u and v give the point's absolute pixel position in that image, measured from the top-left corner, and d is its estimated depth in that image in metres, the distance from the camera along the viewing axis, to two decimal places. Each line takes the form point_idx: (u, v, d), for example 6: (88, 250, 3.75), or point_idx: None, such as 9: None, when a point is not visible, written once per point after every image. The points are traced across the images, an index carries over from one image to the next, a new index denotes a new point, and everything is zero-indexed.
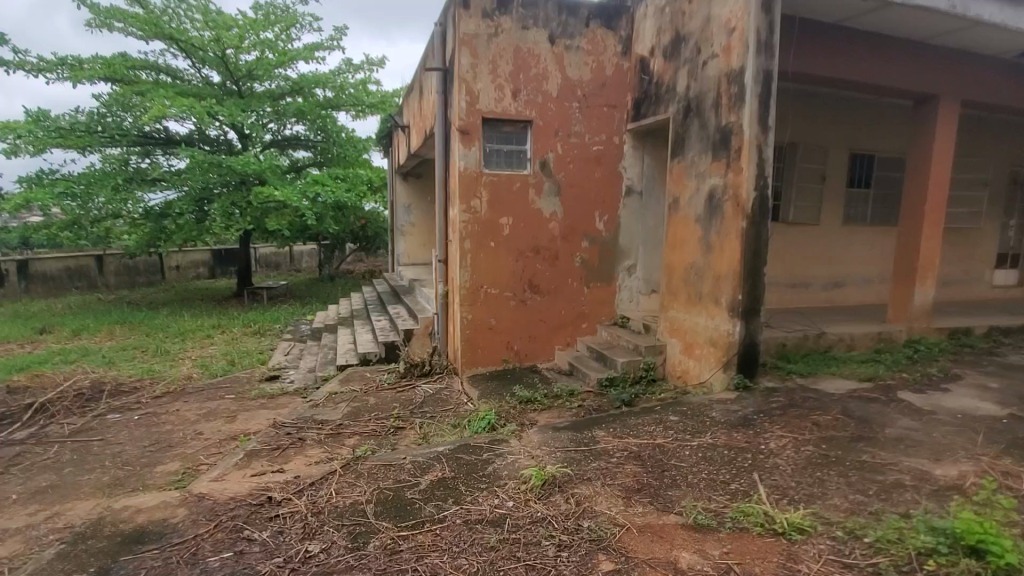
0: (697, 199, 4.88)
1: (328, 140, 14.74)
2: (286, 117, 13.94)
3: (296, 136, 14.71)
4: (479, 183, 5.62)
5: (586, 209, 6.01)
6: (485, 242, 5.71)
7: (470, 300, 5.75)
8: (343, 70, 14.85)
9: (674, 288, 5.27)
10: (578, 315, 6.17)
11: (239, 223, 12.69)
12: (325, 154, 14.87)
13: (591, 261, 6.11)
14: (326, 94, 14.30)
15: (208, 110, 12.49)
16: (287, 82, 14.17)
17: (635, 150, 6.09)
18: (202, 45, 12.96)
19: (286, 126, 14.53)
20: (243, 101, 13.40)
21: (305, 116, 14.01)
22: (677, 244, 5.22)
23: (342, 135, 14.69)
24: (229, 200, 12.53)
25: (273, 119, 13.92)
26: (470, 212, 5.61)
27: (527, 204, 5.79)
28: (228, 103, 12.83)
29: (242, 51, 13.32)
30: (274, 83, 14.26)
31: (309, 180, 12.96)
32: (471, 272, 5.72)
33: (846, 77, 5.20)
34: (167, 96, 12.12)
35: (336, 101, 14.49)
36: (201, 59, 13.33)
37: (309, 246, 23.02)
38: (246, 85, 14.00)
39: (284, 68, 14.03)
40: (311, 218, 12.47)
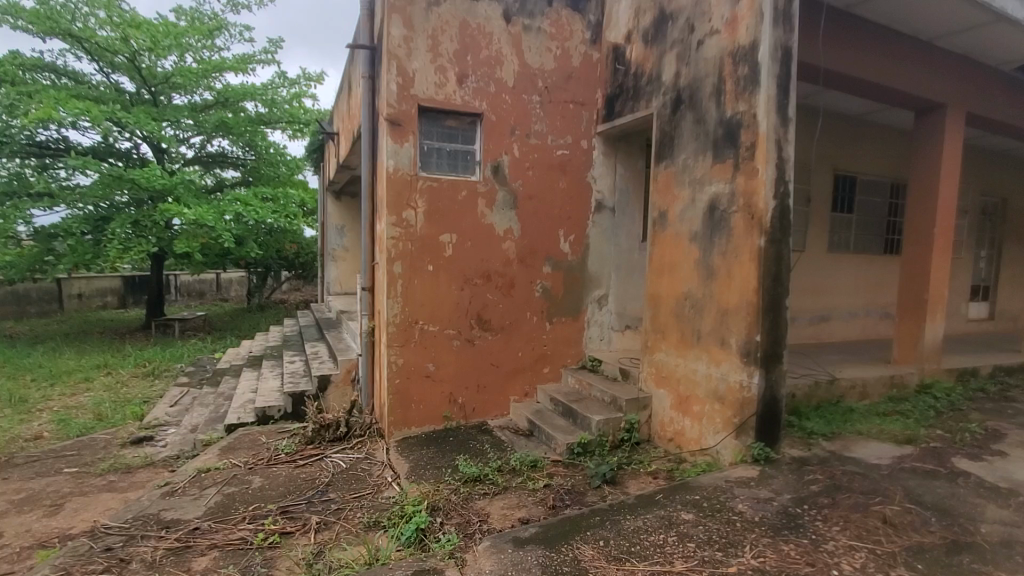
0: (692, 212, 3.84)
1: (259, 158, 13.03)
2: (209, 131, 12.06)
3: (223, 152, 12.82)
4: (415, 189, 4.36)
5: (548, 226, 4.87)
6: (421, 264, 4.43)
7: (401, 340, 4.42)
8: (276, 83, 13.09)
9: (661, 326, 4.15)
10: (539, 358, 4.96)
11: (139, 246, 10.66)
12: (256, 174, 13.01)
13: (554, 291, 4.95)
14: (258, 108, 12.54)
15: (108, 115, 10.56)
16: (213, 93, 12.23)
17: (607, 158, 5.06)
18: (111, 46, 11.11)
19: (212, 141, 12.54)
20: (157, 110, 11.50)
21: (230, 132, 12.22)
22: (664, 270, 4.13)
23: (271, 151, 13.03)
24: (128, 218, 10.56)
25: (195, 133, 12.02)
26: (402, 226, 4.33)
27: (475, 218, 4.58)
28: (135, 110, 10.94)
29: (159, 56, 11.47)
30: (200, 96, 12.38)
31: (228, 199, 11.25)
32: (403, 303, 4.40)
33: (854, 74, 4.39)
34: (60, 99, 10.16)
35: (270, 117, 12.79)
36: (110, 62, 11.43)
37: (236, 273, 20.72)
38: (162, 94, 12.00)
39: (211, 78, 12.15)
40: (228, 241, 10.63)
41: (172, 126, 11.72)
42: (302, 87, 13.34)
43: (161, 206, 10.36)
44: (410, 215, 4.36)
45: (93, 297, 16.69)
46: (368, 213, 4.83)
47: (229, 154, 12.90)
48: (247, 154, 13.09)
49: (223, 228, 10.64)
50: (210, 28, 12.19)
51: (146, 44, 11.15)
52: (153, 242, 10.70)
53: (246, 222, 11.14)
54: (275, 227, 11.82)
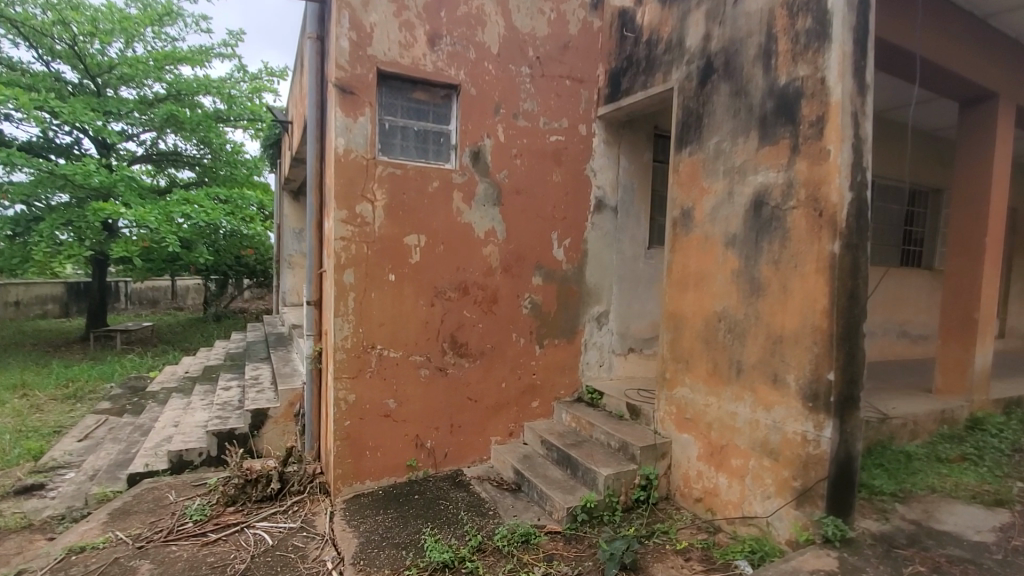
0: (728, 210, 3.00)
1: (215, 157, 11.67)
2: (159, 127, 10.68)
3: (176, 150, 11.51)
4: (371, 177, 3.39)
5: (539, 229, 3.98)
6: (379, 274, 3.46)
7: (353, 371, 3.42)
8: (237, 78, 11.95)
9: (682, 355, 3.28)
10: (526, 390, 4.04)
11: (74, 250, 9.32)
12: (213, 173, 11.64)
13: (545, 307, 4.05)
14: (216, 104, 11.21)
15: (39, 104, 9.15)
16: (166, 86, 10.70)
17: (609, 147, 4.22)
18: (48, 30, 9.71)
19: (163, 137, 11.16)
20: (97, 100, 10.05)
21: (181, 127, 10.84)
22: (685, 284, 3.28)
23: (226, 149, 11.66)
24: (59, 218, 9.16)
25: (146, 127, 10.61)
26: (354, 223, 3.35)
27: (449, 216, 3.65)
28: (72, 100, 9.53)
29: (105, 43, 10.11)
30: (151, 90, 10.86)
31: (175, 198, 9.91)
32: (355, 322, 3.41)
33: (911, 49, 3.66)
34: None
35: (229, 114, 11.43)
36: (49, 50, 9.95)
37: (194, 279, 19.11)
38: (110, 87, 10.48)
39: (166, 68, 10.72)
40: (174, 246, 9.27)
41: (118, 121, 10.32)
42: (262, 80, 12.14)
43: (95, 205, 8.98)
44: (364, 210, 3.38)
45: (32, 303, 14.97)
46: (315, 207, 3.82)
47: (184, 153, 11.57)
48: (203, 153, 11.71)
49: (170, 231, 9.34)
50: (159, 12, 10.82)
51: (87, 29, 9.78)
52: (86, 245, 9.34)
53: (196, 225, 9.79)
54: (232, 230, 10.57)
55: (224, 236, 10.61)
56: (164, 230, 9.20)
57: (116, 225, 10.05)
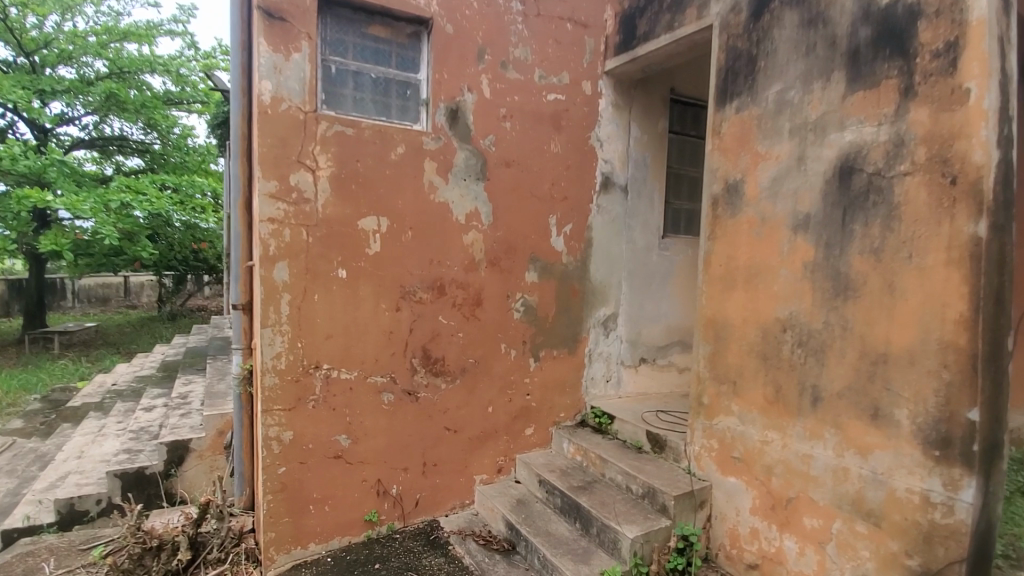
0: (798, 182, 2.22)
1: (163, 144, 9.83)
2: (101, 109, 8.90)
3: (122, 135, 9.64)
4: (309, 136, 2.49)
5: (533, 212, 3.15)
6: (324, 269, 2.57)
7: (289, 401, 2.54)
8: (191, 56, 10.39)
9: (728, 374, 2.51)
10: (518, 415, 3.22)
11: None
12: (161, 160, 9.78)
13: (542, 310, 3.23)
14: (165, 85, 9.53)
15: None
16: (107, 63, 9.03)
17: (618, 111, 3.41)
18: None
19: (108, 121, 9.41)
20: (30, 77, 8.41)
21: (124, 111, 9.06)
22: (732, 282, 2.49)
23: (174, 134, 9.83)
24: None
25: (87, 109, 8.89)
26: (287, 198, 2.46)
27: (418, 194, 2.77)
28: None
29: (36, 14, 8.50)
30: (94, 67, 9.15)
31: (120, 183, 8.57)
32: (293, 335, 2.52)
33: None
34: None
35: (180, 96, 9.74)
36: None
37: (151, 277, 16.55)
38: (48, 66, 8.85)
39: (108, 41, 9.02)
40: (112, 243, 7.77)
41: (54, 101, 8.65)
42: (216, 57, 10.76)
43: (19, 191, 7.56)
44: (300, 180, 2.48)
45: None
46: (239, 175, 2.85)
47: (131, 137, 9.71)
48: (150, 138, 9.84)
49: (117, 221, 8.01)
50: None
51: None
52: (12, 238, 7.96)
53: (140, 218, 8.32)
54: (186, 223, 9.28)
55: (175, 229, 9.33)
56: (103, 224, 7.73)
57: (63, 220, 8.78)
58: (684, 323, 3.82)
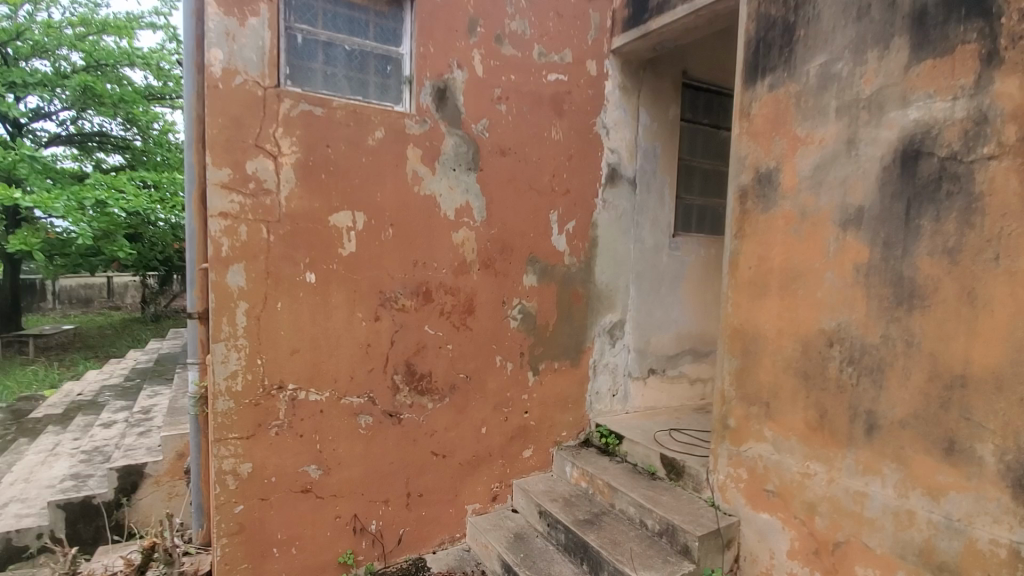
0: (847, 169, 1.88)
1: (147, 141, 8.82)
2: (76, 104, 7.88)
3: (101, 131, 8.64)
4: (269, 116, 2.11)
5: (532, 207, 2.79)
6: (289, 272, 2.19)
7: (247, 428, 2.16)
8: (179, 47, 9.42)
9: (760, 394, 2.16)
10: (515, 435, 2.86)
11: None
12: (145, 158, 8.77)
13: (541, 318, 2.87)
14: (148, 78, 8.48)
15: None
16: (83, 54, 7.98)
17: (625, 95, 3.06)
18: None
19: (87, 117, 8.41)
20: None
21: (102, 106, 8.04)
22: (764, 287, 2.15)
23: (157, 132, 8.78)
24: None
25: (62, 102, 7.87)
26: (243, 189, 2.08)
27: (400, 186, 2.40)
28: None
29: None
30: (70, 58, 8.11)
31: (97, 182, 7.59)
32: (252, 350, 2.15)
33: None
34: None
35: (166, 90, 8.69)
36: None
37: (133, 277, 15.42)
38: (20, 59, 7.81)
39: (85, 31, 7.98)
40: (87, 246, 6.94)
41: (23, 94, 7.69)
42: None
43: None
44: (259, 168, 2.10)
45: None
46: (196, 166, 2.13)
47: (111, 133, 8.65)
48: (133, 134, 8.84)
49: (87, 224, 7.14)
50: None
51: None
52: None
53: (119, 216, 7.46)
54: (172, 223, 8.35)
55: (158, 229, 8.40)
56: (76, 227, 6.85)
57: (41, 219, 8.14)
58: (695, 330, 3.48)
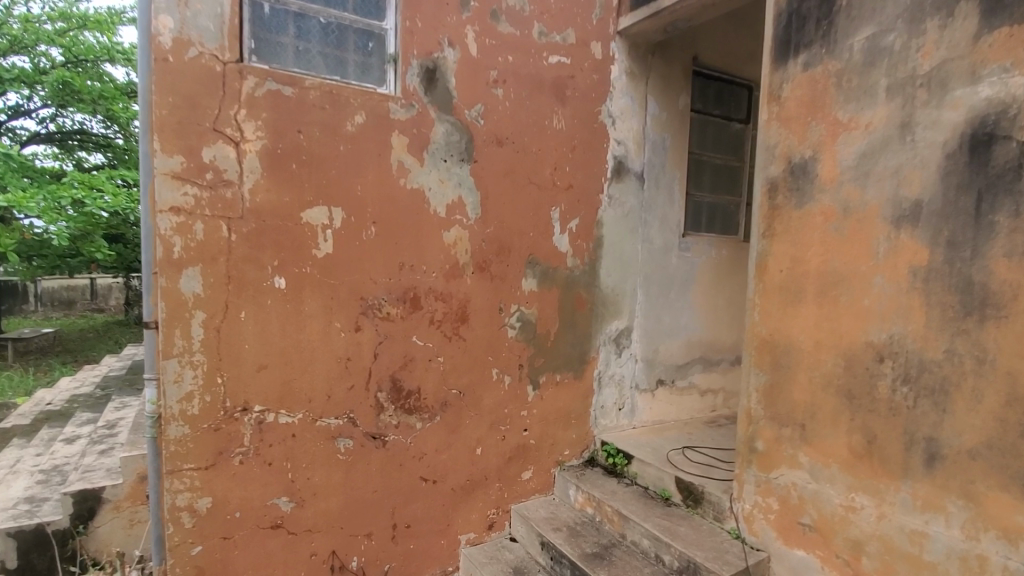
0: (900, 157, 1.63)
1: (133, 142, 8.15)
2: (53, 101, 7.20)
3: (83, 129, 8.00)
4: (230, 96, 1.82)
5: (531, 204, 2.52)
6: (254, 277, 1.89)
7: (206, 457, 1.87)
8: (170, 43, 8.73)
9: (793, 415, 1.90)
10: (514, 456, 2.58)
11: None
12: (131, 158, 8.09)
13: (542, 326, 2.60)
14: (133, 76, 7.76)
15: None
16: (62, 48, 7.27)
17: (632, 81, 2.80)
18: None
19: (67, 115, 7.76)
20: None
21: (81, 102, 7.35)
22: (799, 293, 1.89)
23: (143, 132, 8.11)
24: None
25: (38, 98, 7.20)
26: (200, 180, 1.79)
27: (384, 178, 2.11)
28: None
29: None
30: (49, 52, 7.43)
31: (78, 182, 6.85)
32: (210, 368, 1.85)
33: None
34: None
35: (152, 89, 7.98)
36: None
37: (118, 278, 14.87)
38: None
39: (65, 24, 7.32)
40: (60, 246, 6.18)
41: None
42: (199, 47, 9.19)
43: None
44: (218, 156, 1.81)
45: None
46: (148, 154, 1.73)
47: (93, 132, 8.01)
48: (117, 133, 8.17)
49: (66, 223, 6.37)
50: None
51: None
52: None
53: (97, 217, 6.74)
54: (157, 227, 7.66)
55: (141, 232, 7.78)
56: (48, 227, 6.11)
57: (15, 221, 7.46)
58: (706, 337, 3.22)
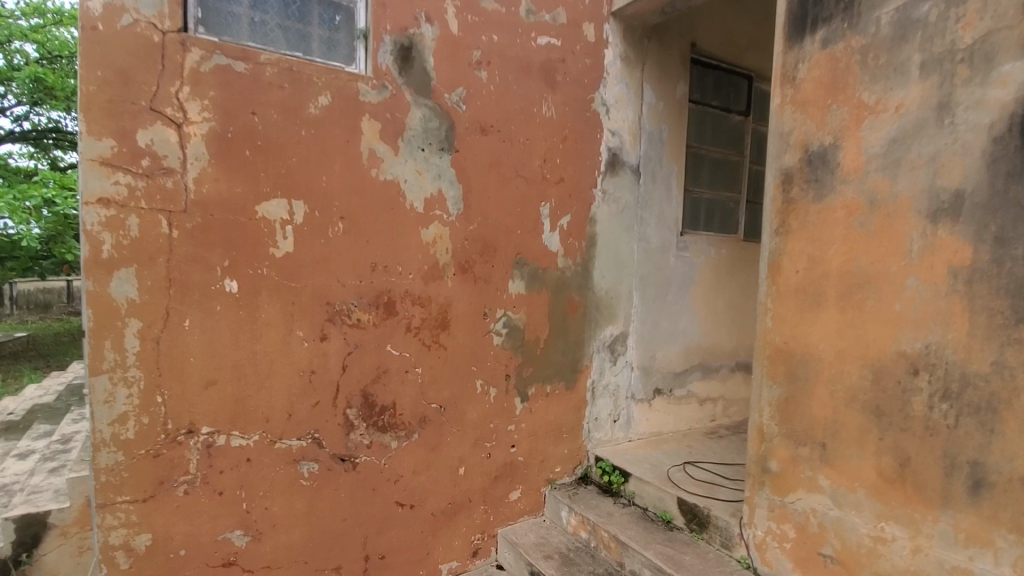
0: (938, 143, 1.43)
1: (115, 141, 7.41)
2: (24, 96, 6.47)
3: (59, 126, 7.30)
4: (170, 71, 1.57)
5: (519, 199, 2.30)
6: (201, 280, 1.65)
7: (144, 488, 1.61)
8: None
9: (812, 433, 1.70)
10: (500, 475, 2.35)
11: None
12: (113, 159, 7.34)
13: (530, 333, 2.38)
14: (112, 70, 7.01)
15: None
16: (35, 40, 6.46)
17: (628, 67, 2.59)
18: None
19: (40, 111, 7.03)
20: None
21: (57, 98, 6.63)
22: (818, 297, 1.69)
23: None
24: None
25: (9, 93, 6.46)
26: (135, 168, 1.54)
27: (353, 169, 1.88)
28: None
29: None
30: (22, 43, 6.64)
31: (55, 183, 5.93)
32: (149, 385, 1.60)
33: None
34: None
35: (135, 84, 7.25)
36: None
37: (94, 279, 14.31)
38: None
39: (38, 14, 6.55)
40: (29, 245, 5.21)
41: None
42: None
43: None
44: (156, 141, 1.56)
45: None
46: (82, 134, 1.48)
47: (68, 129, 7.34)
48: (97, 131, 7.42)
49: (40, 224, 5.39)
50: None
51: None
52: None
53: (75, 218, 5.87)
54: None
55: None
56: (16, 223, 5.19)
57: None
58: (705, 342, 3.02)
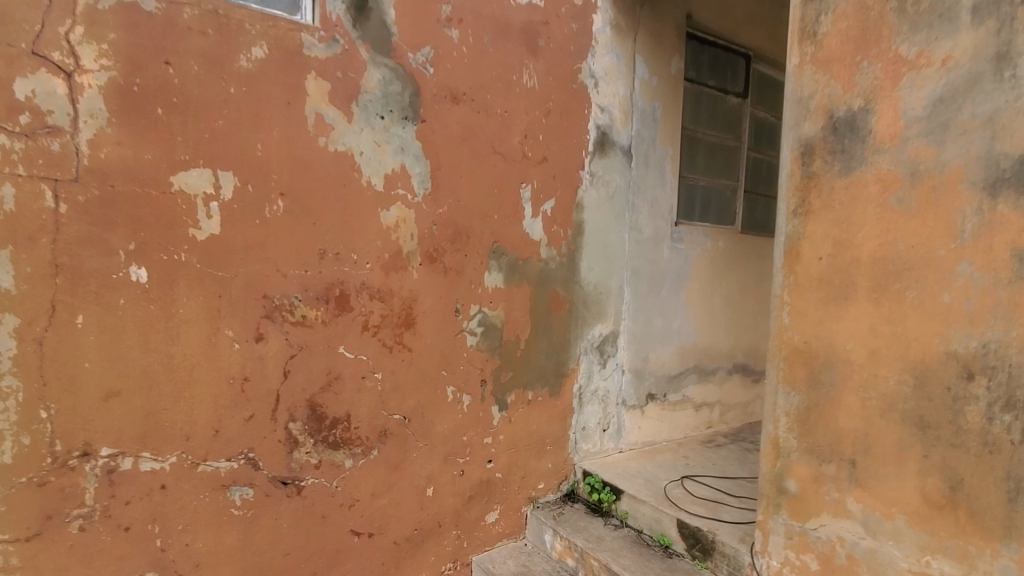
0: (997, 100, 1.19)
1: None
2: None
3: None
4: (56, 4, 1.25)
5: (497, 180, 2.01)
6: (99, 267, 1.33)
7: (25, 526, 1.29)
8: None
9: (838, 449, 1.44)
10: (475, 494, 2.06)
11: None
12: None
13: (509, 332, 2.09)
14: None
15: None
16: None
17: (618, 36, 2.32)
18: None
19: None
20: None
21: None
22: (846, 288, 1.43)
23: None
24: None
25: None
26: (9, 125, 1.22)
27: (295, 137, 1.58)
28: None
29: None
30: None
31: None
32: (30, 397, 1.28)
33: None
34: None
35: None
36: None
37: None
38: None
39: None
40: None
41: None
42: None
43: None
44: (37, 92, 1.25)
45: None
46: None
47: None
48: None
49: None
50: None
51: None
52: None
53: None
54: None
55: None
56: None
57: None
58: (701, 343, 2.77)
